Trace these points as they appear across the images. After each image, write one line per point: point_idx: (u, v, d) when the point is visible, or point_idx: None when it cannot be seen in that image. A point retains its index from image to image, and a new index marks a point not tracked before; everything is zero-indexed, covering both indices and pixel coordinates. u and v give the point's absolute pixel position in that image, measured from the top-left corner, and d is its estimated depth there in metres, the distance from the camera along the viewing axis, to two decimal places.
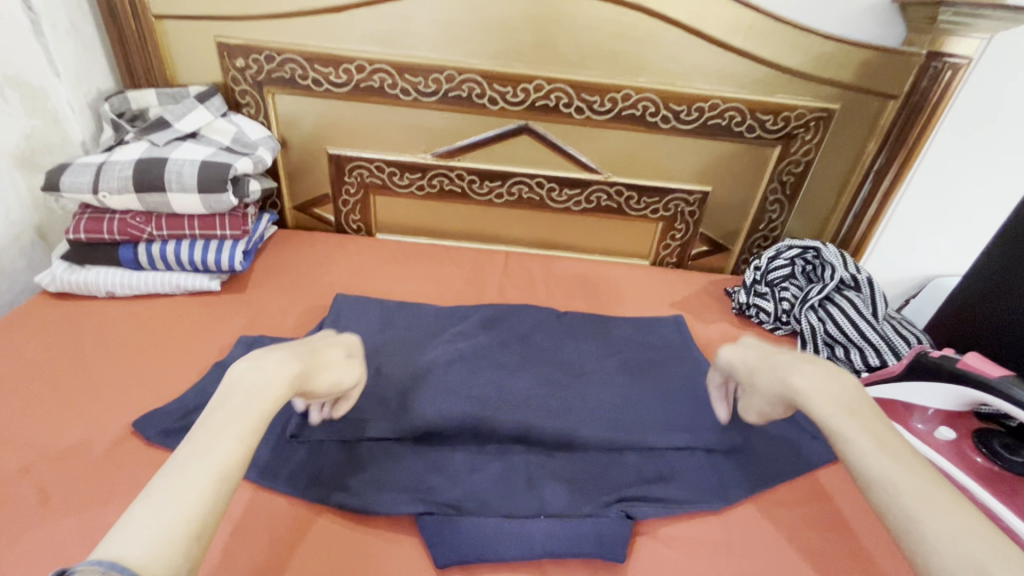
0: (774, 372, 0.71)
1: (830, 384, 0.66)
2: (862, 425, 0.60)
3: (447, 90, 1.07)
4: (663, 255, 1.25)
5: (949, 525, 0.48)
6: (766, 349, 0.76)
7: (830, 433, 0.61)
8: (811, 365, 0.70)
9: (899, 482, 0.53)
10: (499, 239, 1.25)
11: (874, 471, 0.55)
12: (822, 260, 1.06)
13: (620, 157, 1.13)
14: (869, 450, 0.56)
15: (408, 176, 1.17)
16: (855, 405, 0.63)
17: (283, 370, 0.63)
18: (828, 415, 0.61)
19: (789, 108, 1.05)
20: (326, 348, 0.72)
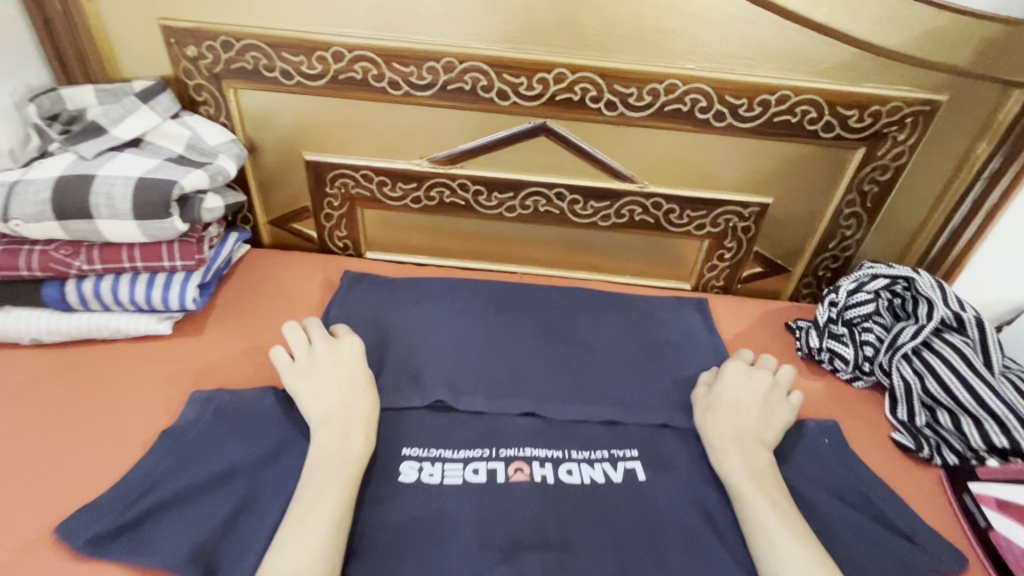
0: (732, 415, 0.70)
1: (749, 450, 0.67)
2: (750, 467, 0.65)
3: (445, 82, 0.86)
4: (708, 278, 1.04)
5: None
6: (744, 385, 0.74)
7: (732, 490, 0.63)
8: (752, 429, 0.69)
9: (792, 555, 0.56)
10: (512, 260, 1.05)
11: (761, 526, 0.59)
12: (915, 292, 0.84)
13: (660, 163, 0.92)
14: (764, 510, 0.60)
15: (401, 187, 0.98)
16: (758, 469, 0.65)
17: (358, 439, 0.63)
18: (738, 474, 0.64)
19: (879, 101, 0.83)
20: (347, 368, 0.70)
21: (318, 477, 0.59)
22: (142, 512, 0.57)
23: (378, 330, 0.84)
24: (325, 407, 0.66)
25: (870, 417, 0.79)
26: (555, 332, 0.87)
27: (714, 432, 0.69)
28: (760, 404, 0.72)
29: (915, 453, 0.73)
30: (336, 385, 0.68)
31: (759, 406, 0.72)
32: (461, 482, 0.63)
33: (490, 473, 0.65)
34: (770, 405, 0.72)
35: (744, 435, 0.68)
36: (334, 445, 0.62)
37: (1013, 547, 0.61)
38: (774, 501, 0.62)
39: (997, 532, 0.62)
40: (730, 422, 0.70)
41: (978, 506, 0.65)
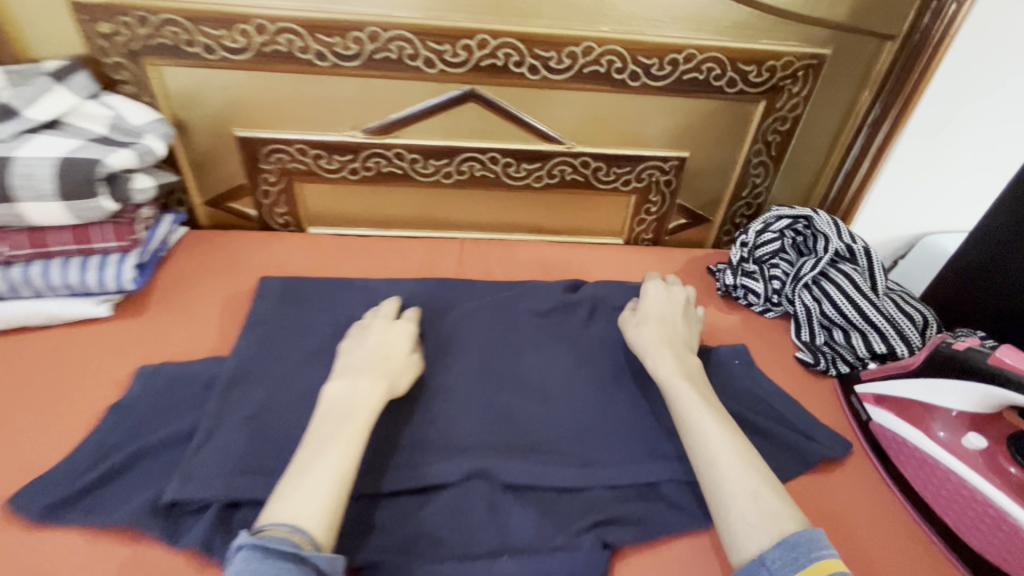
0: (648, 330, 0.74)
1: (672, 354, 0.71)
2: (681, 368, 0.69)
3: (371, 52, 0.88)
4: (638, 232, 1.12)
5: (751, 484, 0.56)
6: (669, 296, 0.80)
7: (664, 389, 0.67)
8: (679, 339, 0.74)
9: (716, 436, 0.60)
10: (454, 226, 1.09)
11: (689, 423, 0.62)
12: (814, 229, 0.94)
13: (585, 124, 0.97)
14: (691, 410, 0.64)
15: (337, 159, 0.99)
16: (690, 372, 0.69)
17: (370, 388, 0.63)
18: (672, 375, 0.68)
19: (775, 56, 0.91)
20: (393, 343, 0.71)
21: (332, 426, 0.59)
22: (103, 474, 0.60)
23: (323, 298, 0.87)
24: (344, 365, 0.67)
25: (779, 342, 0.88)
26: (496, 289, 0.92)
27: (647, 339, 0.73)
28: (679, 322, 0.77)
29: (813, 367, 0.83)
30: (369, 353, 0.69)
31: (680, 317, 0.78)
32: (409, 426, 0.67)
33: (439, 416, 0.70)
34: (688, 321, 0.78)
35: (670, 341, 0.73)
36: (343, 392, 0.63)
37: (889, 432, 0.68)
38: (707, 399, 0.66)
39: (874, 422, 0.70)
40: (656, 329, 0.74)
41: (861, 404, 0.72)
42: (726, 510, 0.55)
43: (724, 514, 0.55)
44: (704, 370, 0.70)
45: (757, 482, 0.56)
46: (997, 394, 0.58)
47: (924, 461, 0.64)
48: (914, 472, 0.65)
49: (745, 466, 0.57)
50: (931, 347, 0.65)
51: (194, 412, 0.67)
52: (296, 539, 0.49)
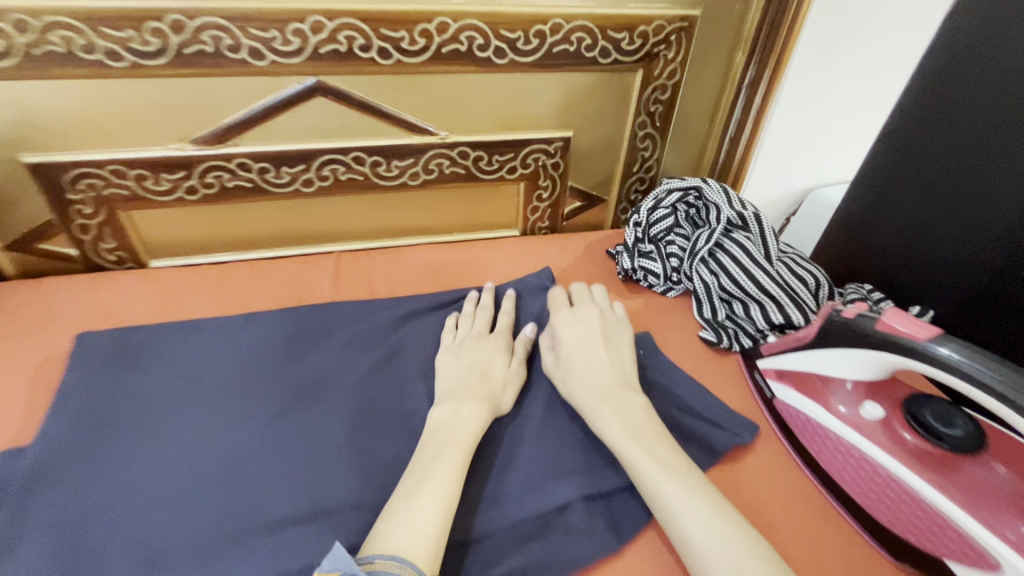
0: (584, 379, 0.65)
1: (614, 402, 0.63)
2: (625, 421, 0.61)
3: (181, 45, 0.73)
4: (533, 221, 1.04)
5: (732, 554, 0.49)
6: (580, 326, 0.72)
7: (616, 450, 0.59)
8: (613, 378, 0.66)
9: (686, 506, 0.52)
10: (328, 238, 0.96)
11: (648, 483, 0.55)
12: (705, 200, 0.90)
13: (455, 110, 0.87)
14: (647, 474, 0.55)
15: (166, 178, 0.83)
16: (636, 419, 0.61)
17: (473, 411, 0.62)
18: (617, 433, 0.59)
19: (644, 21, 0.85)
20: (492, 359, 0.70)
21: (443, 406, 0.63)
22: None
23: (165, 349, 0.72)
24: (441, 391, 0.66)
25: (682, 324, 0.85)
26: (378, 307, 0.81)
27: (583, 396, 0.64)
28: (604, 358, 0.68)
29: (716, 346, 0.80)
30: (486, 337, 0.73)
31: (601, 344, 0.70)
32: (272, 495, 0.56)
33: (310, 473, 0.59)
34: (610, 340, 0.71)
35: (604, 387, 0.64)
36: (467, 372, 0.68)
37: (793, 410, 0.64)
38: (661, 455, 0.57)
39: (779, 399, 0.66)
40: (585, 373, 0.66)
41: (764, 380, 0.70)
42: None
43: None
44: (649, 413, 0.62)
45: (735, 543, 0.50)
46: (884, 363, 0.57)
47: (823, 433, 0.61)
48: (828, 457, 0.60)
49: (719, 525, 0.51)
50: (822, 318, 0.63)
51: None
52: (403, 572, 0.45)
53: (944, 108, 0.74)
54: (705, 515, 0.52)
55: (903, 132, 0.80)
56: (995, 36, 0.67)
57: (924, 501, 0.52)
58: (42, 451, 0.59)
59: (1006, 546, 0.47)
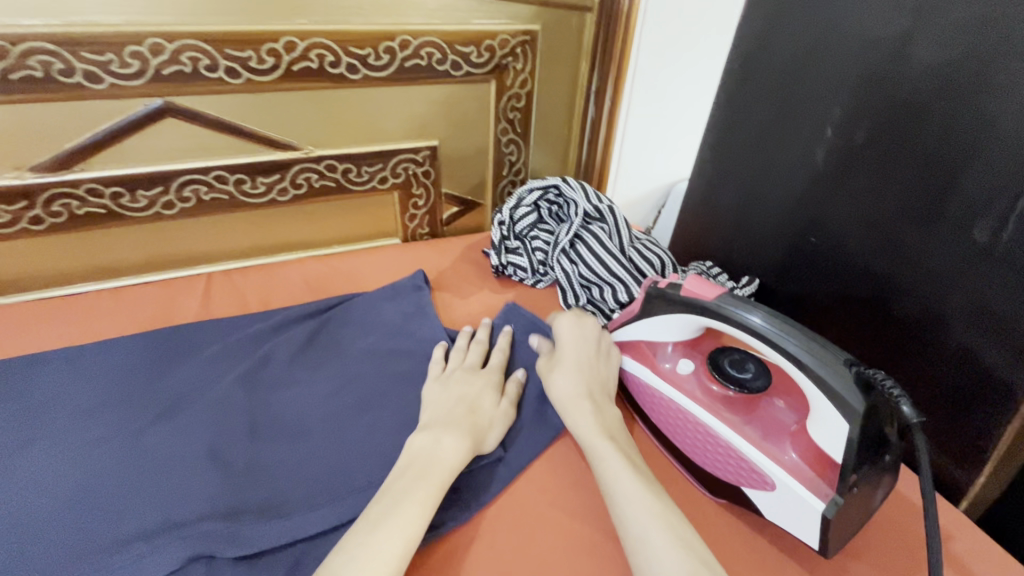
0: (569, 377, 0.66)
1: (596, 404, 0.64)
2: (601, 421, 0.62)
3: (4, 71, 0.71)
4: (413, 228, 1.08)
5: (685, 556, 0.48)
6: (580, 332, 0.72)
7: (587, 450, 0.60)
8: (597, 384, 0.67)
9: (638, 503, 0.53)
10: (199, 259, 0.95)
11: (610, 486, 0.55)
12: (564, 196, 0.97)
13: (315, 125, 0.90)
14: (616, 471, 0.56)
15: (4, 209, 0.79)
16: (610, 424, 0.62)
17: (455, 445, 0.59)
18: (592, 430, 0.61)
19: (489, 35, 0.92)
20: (479, 396, 0.68)
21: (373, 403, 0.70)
22: None
23: (6, 385, 0.69)
24: (425, 421, 0.64)
25: (548, 311, 0.91)
26: (246, 323, 0.82)
27: (565, 392, 0.65)
28: (596, 364, 0.69)
29: None
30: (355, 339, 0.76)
31: (597, 353, 0.71)
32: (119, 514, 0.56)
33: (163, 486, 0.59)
34: (606, 352, 0.71)
35: (589, 387, 0.66)
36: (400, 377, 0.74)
37: (631, 377, 0.70)
38: (629, 456, 0.59)
39: (620, 368, 0.72)
40: (572, 375, 0.67)
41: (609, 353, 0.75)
42: None
43: None
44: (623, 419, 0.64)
45: (691, 554, 0.48)
46: (691, 322, 0.64)
47: (650, 392, 0.66)
48: (670, 430, 0.64)
49: (670, 526, 0.51)
50: (645, 291, 0.69)
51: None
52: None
53: (735, 110, 0.87)
54: (663, 517, 0.51)
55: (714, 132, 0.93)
56: (757, 48, 0.81)
57: (723, 442, 0.58)
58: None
59: (782, 470, 0.54)
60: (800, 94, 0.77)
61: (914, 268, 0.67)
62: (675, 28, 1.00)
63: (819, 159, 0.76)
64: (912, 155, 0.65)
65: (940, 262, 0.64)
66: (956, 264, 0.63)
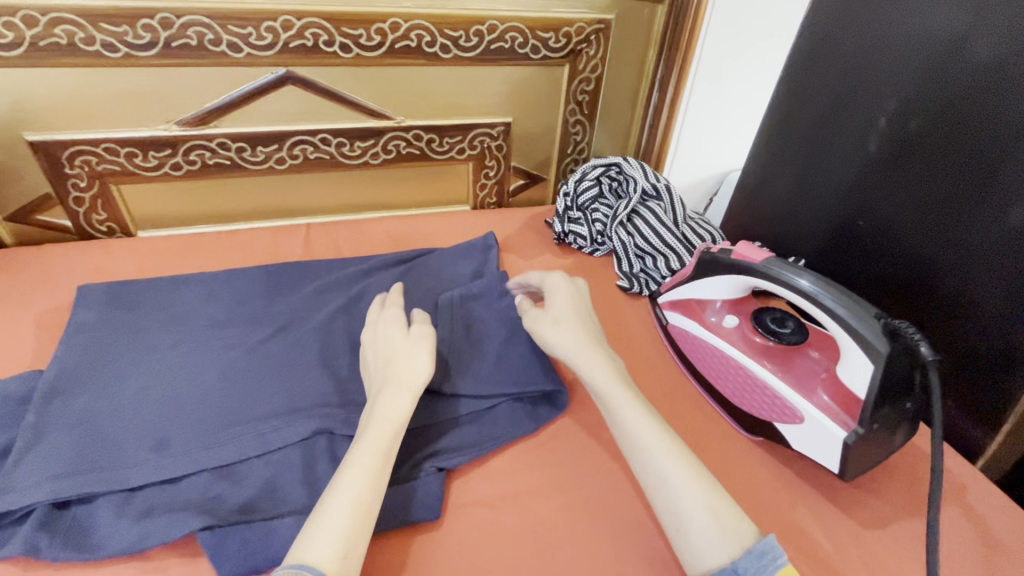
0: (572, 329, 0.67)
1: (603, 352, 0.65)
2: (614, 368, 0.64)
3: (169, 39, 0.85)
4: (482, 197, 1.20)
5: (701, 493, 0.53)
6: (568, 292, 0.73)
7: (602, 395, 0.61)
8: (593, 335, 0.68)
9: (656, 444, 0.56)
10: (300, 211, 1.10)
11: (626, 429, 0.58)
12: (625, 174, 1.06)
13: (409, 98, 1.02)
14: (631, 416, 0.59)
15: (154, 155, 0.95)
16: (620, 369, 0.64)
17: (389, 402, 0.60)
18: (605, 376, 0.62)
19: (567, 23, 1.01)
20: (393, 344, 0.66)
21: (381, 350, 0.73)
22: None
23: (157, 297, 0.84)
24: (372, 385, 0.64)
25: (604, 276, 1.01)
26: (343, 265, 0.95)
27: (567, 344, 0.65)
28: (593, 319, 0.71)
29: (629, 291, 0.97)
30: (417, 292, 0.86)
31: (585, 310, 0.72)
32: (261, 398, 0.69)
33: (287, 382, 0.72)
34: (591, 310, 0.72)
35: (588, 337, 0.66)
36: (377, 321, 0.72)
37: (682, 330, 0.79)
38: (642, 403, 0.61)
39: (671, 323, 0.82)
40: (563, 328, 0.67)
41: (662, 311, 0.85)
42: (687, 523, 0.51)
43: (681, 527, 0.52)
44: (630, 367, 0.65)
45: (706, 490, 0.53)
46: (739, 281, 0.72)
47: (698, 343, 0.76)
48: (714, 375, 0.73)
49: (689, 466, 0.55)
50: (700, 255, 0.78)
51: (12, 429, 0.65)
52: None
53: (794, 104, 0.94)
54: (682, 456, 0.56)
55: (773, 123, 1.00)
56: (819, 47, 0.88)
57: (762, 383, 0.66)
58: (57, 372, 0.70)
59: (812, 406, 0.62)
60: (857, 90, 0.84)
61: (954, 251, 0.73)
62: (742, 21, 1.07)
63: (874, 148, 0.83)
64: (958, 146, 0.71)
65: (976, 246, 0.70)
66: (989, 248, 0.69)
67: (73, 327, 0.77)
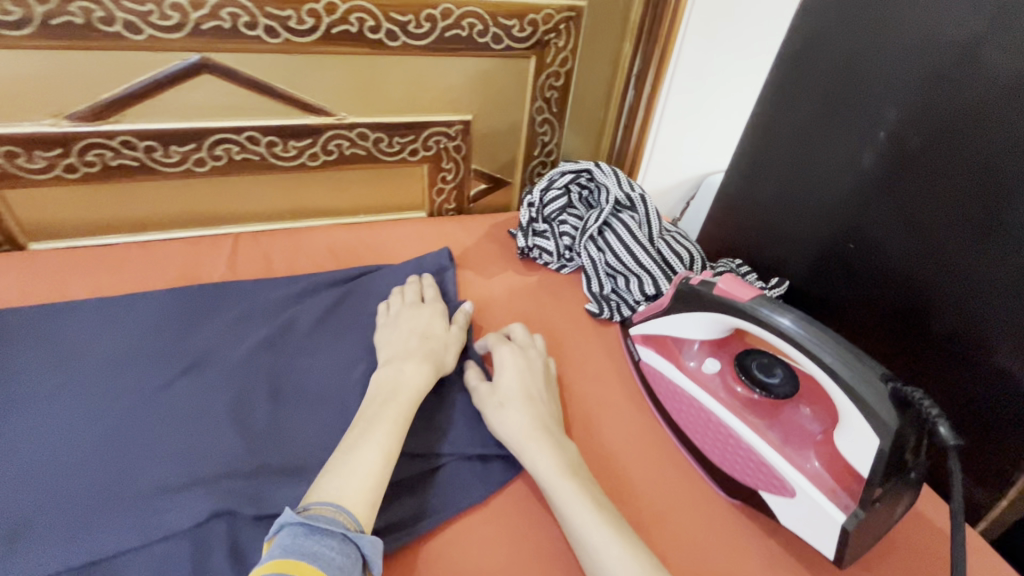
0: (520, 412, 0.62)
1: (551, 440, 0.60)
2: (564, 458, 0.59)
3: (45, 15, 0.70)
4: (439, 203, 1.07)
5: None
6: (521, 364, 0.68)
7: (550, 493, 0.56)
8: (547, 418, 0.63)
9: (608, 549, 0.51)
10: (227, 219, 0.96)
11: (576, 531, 0.53)
12: (596, 182, 0.95)
13: (351, 91, 0.89)
14: (581, 516, 0.53)
15: (41, 155, 0.80)
16: (571, 458, 0.59)
17: (416, 370, 0.64)
18: (554, 472, 0.57)
19: (533, 9, 0.89)
20: (429, 325, 0.73)
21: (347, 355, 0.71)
22: None
23: (37, 330, 0.70)
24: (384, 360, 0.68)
25: (571, 297, 0.91)
26: (272, 287, 0.82)
27: (517, 432, 0.60)
28: (545, 395, 0.66)
29: (599, 317, 0.86)
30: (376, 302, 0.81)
31: (541, 383, 0.67)
32: (153, 464, 0.57)
33: (190, 442, 0.60)
34: (550, 385, 0.68)
35: (539, 423, 0.61)
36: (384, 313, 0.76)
37: (655, 371, 0.70)
38: (596, 496, 0.56)
39: (643, 361, 0.73)
40: (515, 414, 0.62)
41: (634, 344, 0.75)
42: None
43: None
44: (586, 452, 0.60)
45: None
46: (721, 320, 0.63)
47: (673, 389, 0.66)
48: (691, 428, 0.64)
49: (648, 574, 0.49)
50: (677, 285, 0.68)
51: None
52: (342, 520, 0.48)
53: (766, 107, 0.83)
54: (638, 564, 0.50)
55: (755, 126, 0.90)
56: (803, 46, 0.78)
57: (746, 445, 0.58)
58: None
59: (803, 477, 0.54)
60: (849, 97, 0.74)
61: (959, 284, 0.65)
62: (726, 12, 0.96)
63: (869, 162, 0.74)
64: (968, 168, 0.63)
65: (984, 281, 0.63)
66: (999, 281, 0.61)
67: None
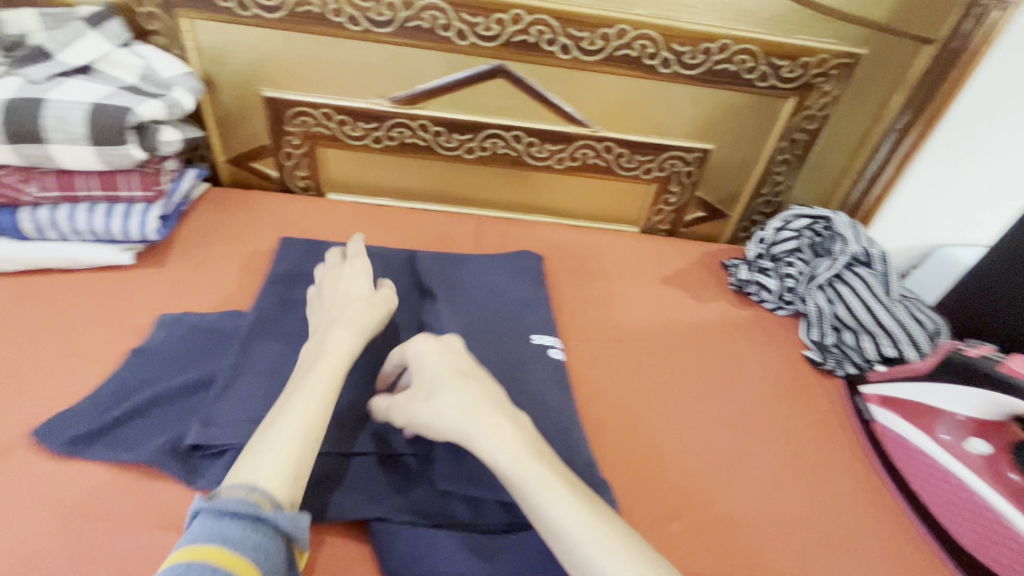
0: (441, 399, 0.56)
1: (512, 436, 0.53)
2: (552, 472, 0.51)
3: (405, 18, 0.87)
4: (655, 222, 1.12)
5: None
6: (427, 355, 0.61)
7: (535, 508, 0.49)
8: (487, 407, 0.56)
9: None
10: (472, 201, 1.10)
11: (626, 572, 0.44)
12: (833, 231, 0.92)
13: (611, 107, 0.97)
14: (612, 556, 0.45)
15: (361, 126, 0.99)
16: (557, 474, 0.51)
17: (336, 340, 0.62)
18: (539, 485, 0.49)
19: (808, 53, 0.90)
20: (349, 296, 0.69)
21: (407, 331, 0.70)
22: (128, 413, 0.63)
23: None
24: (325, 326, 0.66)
25: (787, 340, 0.89)
26: None
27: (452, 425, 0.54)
28: (474, 382, 0.59)
29: (820, 366, 0.85)
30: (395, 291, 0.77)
31: (463, 372, 0.60)
32: None
33: None
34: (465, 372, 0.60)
35: (491, 414, 0.55)
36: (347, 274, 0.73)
37: (898, 437, 0.73)
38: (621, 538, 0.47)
39: (878, 422, 0.75)
40: (435, 404, 0.56)
41: (866, 404, 0.78)
42: None
43: None
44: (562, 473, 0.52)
45: None
46: (997, 400, 0.65)
47: (924, 460, 0.70)
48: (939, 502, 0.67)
49: None
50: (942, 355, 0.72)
51: (215, 361, 0.70)
52: (253, 499, 0.46)
53: None
54: None
55: None
56: None
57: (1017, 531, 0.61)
58: (257, 315, 0.74)
59: None
60: None
61: None
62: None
63: None
64: None
65: None
66: None
67: (270, 275, 0.83)
